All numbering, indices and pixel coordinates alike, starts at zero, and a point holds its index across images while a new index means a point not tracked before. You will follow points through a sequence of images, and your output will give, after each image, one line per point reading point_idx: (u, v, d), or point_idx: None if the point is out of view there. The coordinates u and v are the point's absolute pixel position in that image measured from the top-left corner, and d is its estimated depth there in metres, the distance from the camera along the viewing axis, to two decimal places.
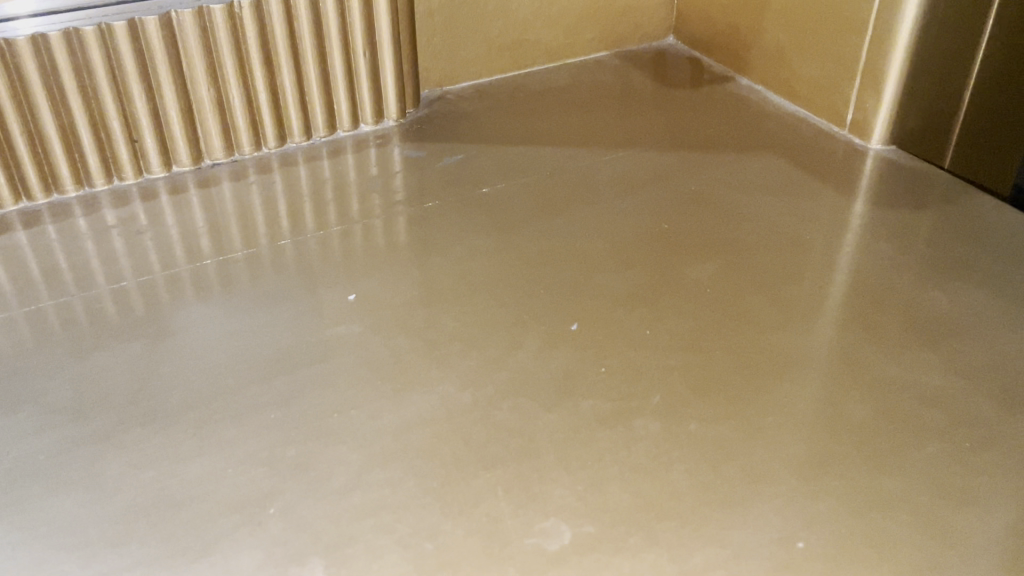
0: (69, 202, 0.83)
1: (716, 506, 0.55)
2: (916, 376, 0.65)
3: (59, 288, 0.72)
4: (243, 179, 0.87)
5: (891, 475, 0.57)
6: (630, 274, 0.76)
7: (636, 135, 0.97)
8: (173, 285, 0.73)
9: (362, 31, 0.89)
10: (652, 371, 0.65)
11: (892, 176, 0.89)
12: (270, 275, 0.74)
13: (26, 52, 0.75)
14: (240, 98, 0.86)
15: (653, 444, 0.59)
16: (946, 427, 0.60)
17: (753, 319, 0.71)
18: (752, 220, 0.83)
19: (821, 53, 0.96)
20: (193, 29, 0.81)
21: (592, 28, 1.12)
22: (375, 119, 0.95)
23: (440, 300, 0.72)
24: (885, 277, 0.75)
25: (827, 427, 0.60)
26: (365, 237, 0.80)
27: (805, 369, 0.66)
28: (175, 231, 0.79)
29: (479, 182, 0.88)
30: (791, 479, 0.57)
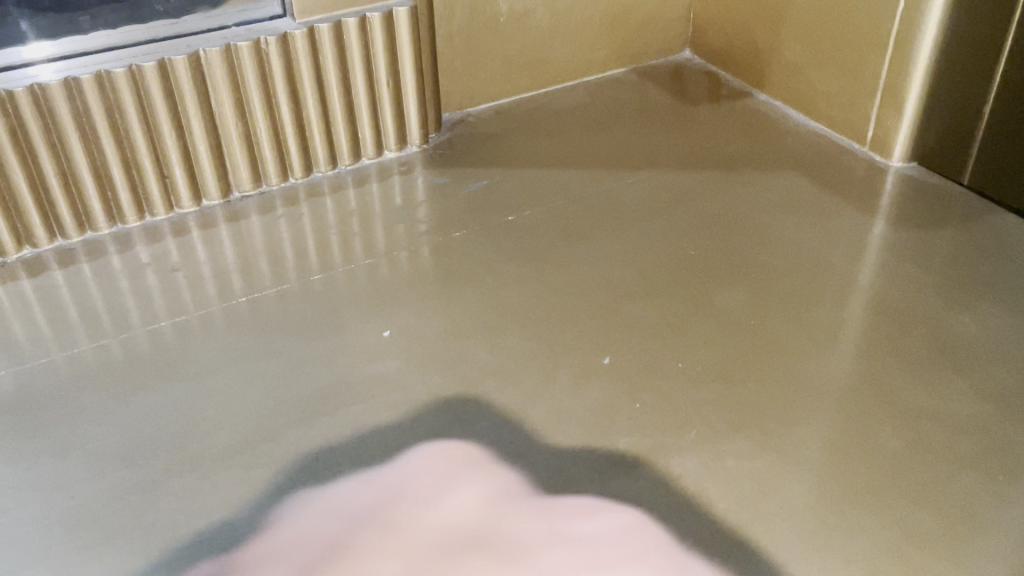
0: (102, 239, 0.84)
1: (755, 545, 0.56)
2: (946, 403, 0.66)
3: (99, 329, 0.74)
4: (271, 211, 0.88)
5: (924, 507, 0.58)
6: (659, 301, 0.76)
7: (657, 154, 0.98)
8: (211, 323, 0.74)
9: (385, 61, 0.91)
10: (685, 404, 0.66)
11: (913, 194, 0.90)
12: (304, 310, 0.76)
13: (59, 96, 0.77)
14: (267, 130, 0.87)
15: (691, 480, 0.60)
16: (978, 457, 0.61)
17: (782, 346, 0.72)
18: (776, 243, 0.84)
19: (841, 71, 0.97)
20: (220, 65, 0.82)
21: (610, 44, 1.12)
22: (397, 145, 0.97)
23: (473, 334, 0.73)
24: (912, 300, 0.76)
25: (860, 459, 0.62)
26: (395, 269, 0.81)
27: (835, 397, 0.67)
28: (208, 267, 0.81)
29: (504, 208, 0.89)
30: (828, 514, 0.58)
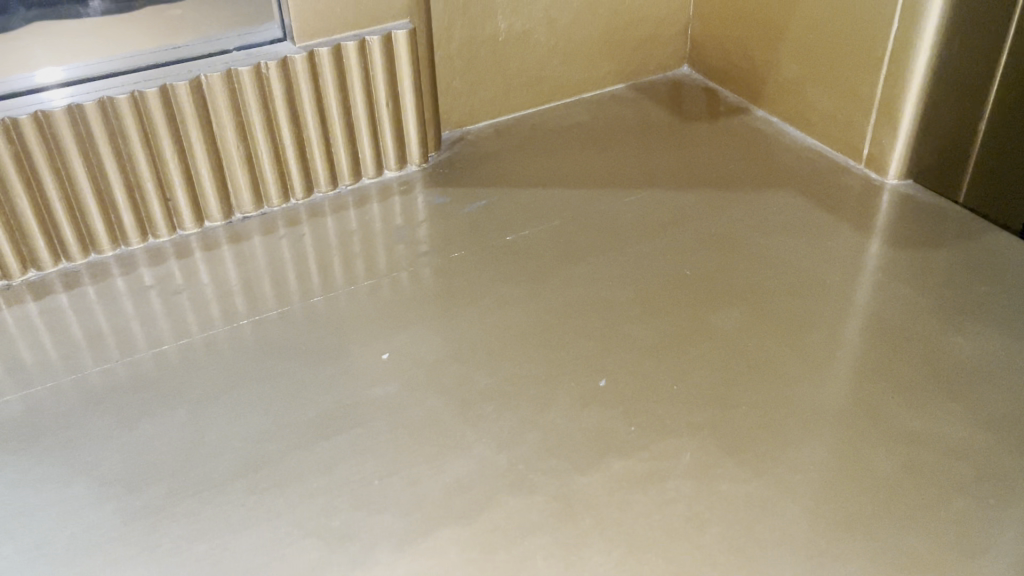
0: (107, 262, 0.85)
1: (748, 571, 0.57)
2: (939, 427, 0.67)
3: (103, 352, 0.75)
4: (273, 232, 0.89)
5: (916, 533, 0.59)
6: (655, 323, 0.77)
7: (655, 173, 0.98)
8: (214, 346, 0.76)
9: (384, 82, 0.92)
10: (681, 428, 0.67)
11: (908, 213, 0.91)
12: (305, 333, 0.77)
13: (63, 123, 0.78)
14: (268, 152, 0.88)
15: (686, 506, 0.61)
16: (969, 481, 0.62)
17: (778, 368, 0.72)
18: (772, 263, 0.85)
19: (838, 89, 0.97)
20: (221, 90, 0.83)
21: (609, 61, 1.13)
22: (397, 165, 0.98)
23: (471, 357, 0.74)
24: (907, 322, 0.77)
25: (853, 483, 0.62)
26: (395, 291, 0.82)
27: (829, 420, 0.68)
28: (211, 289, 0.82)
29: (503, 228, 0.90)
30: (820, 539, 0.59)
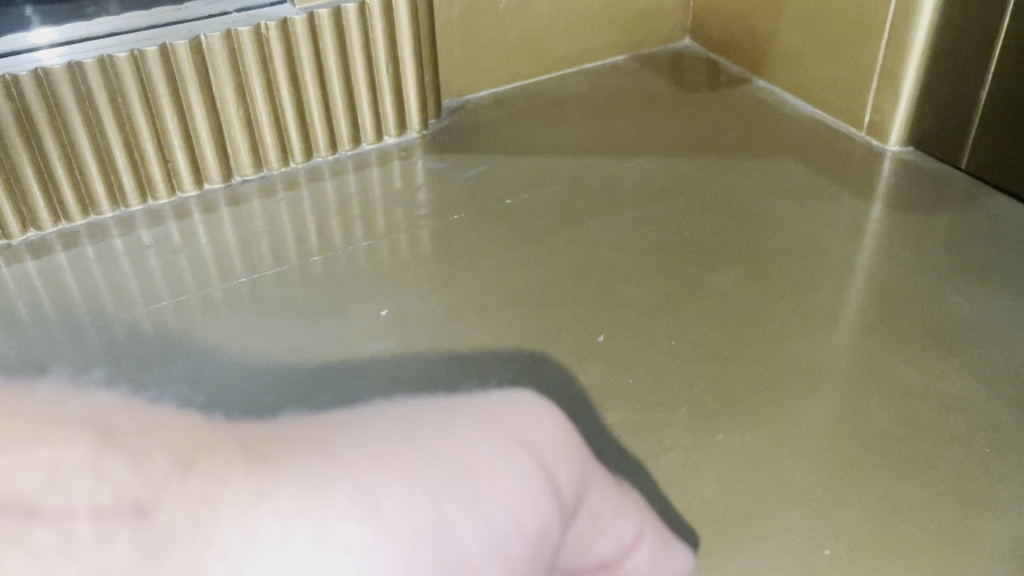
0: (106, 222, 0.86)
1: (747, 517, 0.57)
2: (936, 381, 0.66)
3: (98, 306, 0.75)
4: (271, 195, 0.90)
5: (911, 481, 0.59)
6: (655, 281, 0.78)
7: (653, 140, 0.99)
8: (209, 301, 0.76)
9: (384, 45, 0.93)
10: (680, 379, 0.67)
11: (908, 179, 0.91)
12: (305, 288, 0.77)
13: (63, 80, 0.79)
14: (267, 114, 0.90)
15: (681, 453, 0.61)
16: (966, 432, 0.62)
17: (776, 323, 0.73)
18: (771, 224, 0.85)
19: (836, 57, 0.98)
20: (221, 51, 0.85)
21: (610, 32, 1.14)
22: (397, 131, 0.99)
23: (469, 311, 0.74)
24: (906, 282, 0.77)
25: (848, 433, 0.63)
26: (391, 251, 0.82)
27: (831, 375, 0.67)
28: (208, 249, 0.83)
29: (501, 193, 0.90)
30: (817, 487, 0.59)
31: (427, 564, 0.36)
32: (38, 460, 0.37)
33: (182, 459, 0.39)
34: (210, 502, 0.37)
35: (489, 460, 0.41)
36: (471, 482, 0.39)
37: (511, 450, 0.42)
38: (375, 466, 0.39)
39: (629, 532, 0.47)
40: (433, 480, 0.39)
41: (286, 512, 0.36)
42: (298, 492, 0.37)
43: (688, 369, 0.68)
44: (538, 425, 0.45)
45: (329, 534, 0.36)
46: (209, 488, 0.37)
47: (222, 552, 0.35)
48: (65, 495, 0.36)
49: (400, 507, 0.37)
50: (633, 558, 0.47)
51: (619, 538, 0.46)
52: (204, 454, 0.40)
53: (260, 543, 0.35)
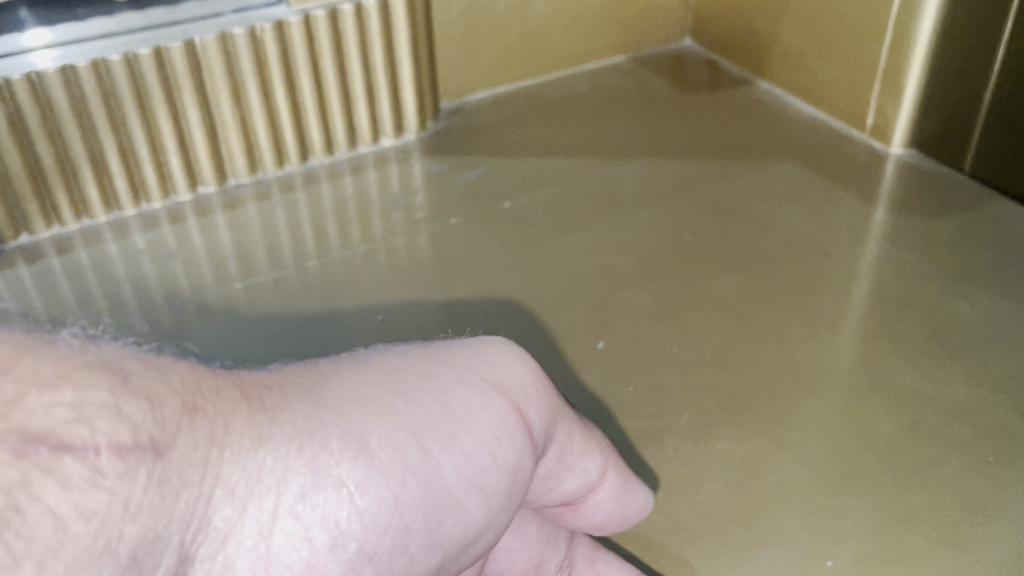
0: (100, 227, 0.85)
1: (749, 528, 0.56)
2: (940, 388, 0.65)
3: (91, 312, 0.74)
4: (267, 199, 0.89)
5: (915, 489, 0.58)
6: (654, 286, 0.77)
7: (654, 142, 0.98)
8: (204, 307, 0.75)
9: (381, 47, 0.93)
10: (680, 387, 0.66)
11: (910, 181, 0.90)
12: (301, 293, 0.77)
13: (56, 83, 0.78)
14: (262, 117, 0.89)
15: (681, 462, 0.60)
16: (971, 439, 0.61)
17: (778, 329, 0.72)
18: (772, 228, 0.84)
19: (838, 58, 0.97)
20: (216, 52, 0.84)
21: (610, 33, 1.13)
22: (394, 133, 0.98)
23: (467, 317, 0.73)
24: (909, 287, 0.76)
25: (852, 441, 0.62)
26: (389, 255, 0.81)
27: (834, 382, 0.66)
28: (203, 254, 0.82)
29: (500, 196, 0.89)
30: (820, 496, 0.58)
31: (413, 500, 0.43)
32: (67, 401, 0.34)
33: (187, 399, 0.38)
34: (216, 448, 0.38)
35: (466, 402, 0.45)
36: (452, 425, 0.44)
37: (486, 391, 0.46)
38: (365, 407, 0.43)
39: (594, 469, 0.54)
40: (417, 421, 0.43)
41: (284, 452, 0.40)
42: (296, 432, 0.40)
43: (689, 376, 0.67)
44: (508, 364, 0.49)
45: (326, 474, 0.41)
46: (214, 432, 0.38)
47: (228, 490, 0.38)
48: (89, 432, 0.34)
49: (389, 447, 0.42)
50: (594, 493, 0.55)
51: (584, 475, 0.54)
52: (207, 398, 0.39)
53: (263, 488, 0.39)
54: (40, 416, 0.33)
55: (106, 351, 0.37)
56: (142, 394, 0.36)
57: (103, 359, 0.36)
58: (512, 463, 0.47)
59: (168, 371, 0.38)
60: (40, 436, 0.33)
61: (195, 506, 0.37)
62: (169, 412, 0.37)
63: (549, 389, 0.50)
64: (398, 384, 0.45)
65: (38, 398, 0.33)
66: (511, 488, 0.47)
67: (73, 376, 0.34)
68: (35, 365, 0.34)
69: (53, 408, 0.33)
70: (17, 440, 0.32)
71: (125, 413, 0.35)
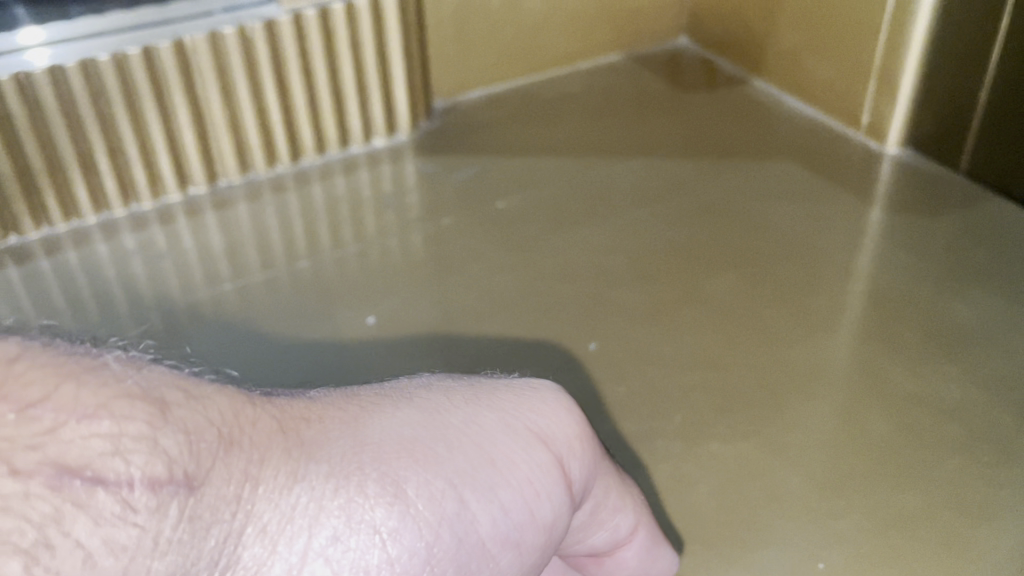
0: (89, 228, 0.84)
1: (741, 530, 0.55)
2: (936, 389, 0.65)
3: (80, 313, 0.73)
4: (259, 199, 0.89)
5: (910, 492, 0.57)
6: (648, 287, 0.76)
7: (648, 142, 0.97)
8: (194, 308, 0.74)
9: (373, 46, 0.92)
10: (673, 388, 0.66)
11: (905, 181, 0.89)
12: (292, 294, 0.76)
13: (44, 83, 0.77)
14: (253, 117, 0.89)
15: (674, 464, 0.60)
16: (966, 440, 0.61)
17: (773, 330, 0.71)
18: (766, 227, 0.83)
19: (833, 57, 0.97)
20: (205, 52, 0.83)
21: (604, 31, 1.12)
22: (387, 133, 0.98)
23: (459, 318, 0.73)
24: (905, 287, 0.75)
25: (846, 443, 0.61)
26: (381, 255, 0.81)
27: (828, 383, 0.66)
28: (193, 255, 0.81)
29: (493, 196, 0.89)
30: (813, 498, 0.57)
31: (445, 551, 0.36)
32: (104, 431, 0.30)
33: (224, 431, 0.33)
34: (250, 484, 0.32)
35: (509, 451, 0.39)
36: (493, 474, 0.38)
37: (529, 442, 0.40)
38: (401, 450, 0.36)
39: (626, 526, 0.48)
40: (457, 468, 0.37)
41: (320, 492, 0.33)
42: (331, 471, 0.34)
43: (681, 377, 0.67)
44: (552, 413, 0.43)
45: (359, 518, 0.34)
46: (248, 466, 0.32)
47: (260, 528, 0.32)
48: (123, 465, 0.29)
49: (425, 493, 0.36)
50: (620, 551, 0.50)
51: (613, 531, 0.48)
52: (244, 429, 0.33)
53: (294, 528, 0.33)
54: (74, 447, 0.29)
55: (148, 375, 0.32)
56: (185, 425, 0.31)
57: (148, 385, 0.32)
58: (550, 520, 0.41)
59: (214, 398, 0.33)
60: (74, 468, 0.28)
61: (224, 545, 0.31)
62: (206, 448, 0.31)
63: (593, 440, 0.45)
64: (434, 425, 0.38)
65: (76, 427, 0.29)
66: (545, 545, 0.41)
67: (112, 405, 0.30)
68: (75, 392, 0.30)
69: (89, 438, 0.29)
70: (51, 473, 0.28)
71: (161, 447, 0.30)
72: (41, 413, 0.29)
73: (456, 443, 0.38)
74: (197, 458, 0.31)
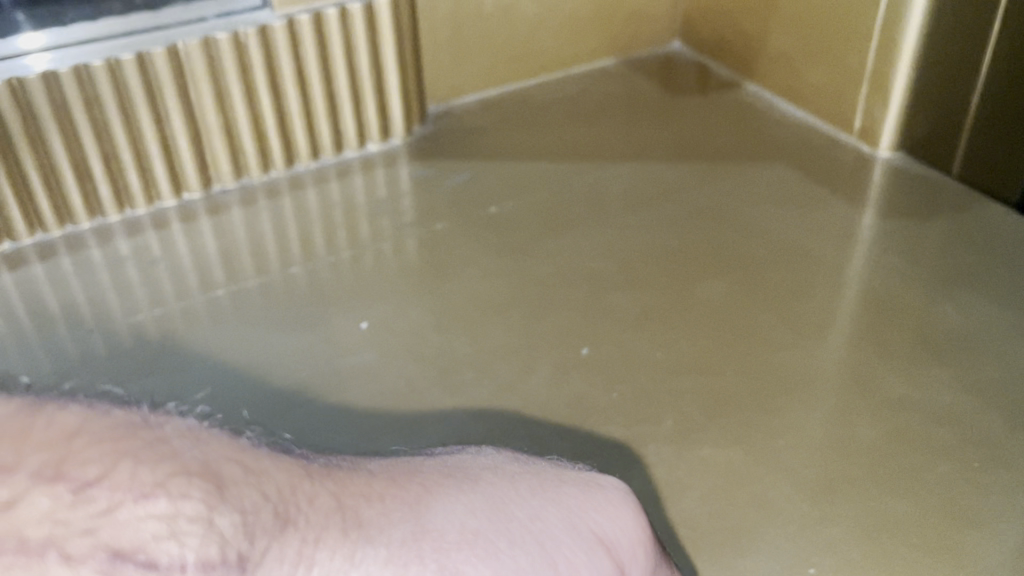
0: (83, 234, 0.84)
1: (732, 536, 0.56)
2: (926, 394, 0.65)
3: (74, 319, 0.74)
4: (253, 204, 0.89)
5: (901, 497, 0.58)
6: (640, 291, 0.76)
7: (641, 146, 0.97)
8: (188, 313, 0.74)
9: (367, 51, 0.92)
10: (664, 393, 0.66)
11: (897, 185, 0.90)
12: (285, 299, 0.76)
13: (38, 89, 0.77)
14: (247, 122, 0.89)
15: (665, 470, 0.60)
16: (956, 445, 0.61)
17: (765, 335, 0.71)
18: (759, 232, 0.84)
19: (825, 62, 0.97)
20: (199, 57, 0.84)
21: (598, 36, 1.13)
22: (381, 138, 0.98)
23: (452, 323, 0.73)
24: (896, 291, 0.75)
25: (837, 448, 0.61)
26: (375, 260, 0.81)
27: (819, 388, 0.66)
28: (187, 260, 0.81)
29: (486, 201, 0.89)
30: (803, 503, 0.58)
31: None
32: (161, 511, 0.32)
33: (281, 510, 0.35)
34: (307, 567, 0.33)
35: (572, 554, 0.40)
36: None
37: (593, 544, 0.42)
38: (464, 543, 0.38)
39: None
40: (519, 569, 0.38)
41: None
42: (389, 557, 0.36)
43: (673, 382, 0.67)
44: (618, 515, 0.44)
45: None
46: (304, 546, 0.34)
47: None
48: (177, 548, 0.31)
49: None
50: None
51: None
52: (302, 509, 0.35)
53: None
54: (129, 531, 0.31)
55: (206, 450, 0.35)
56: (241, 506, 0.34)
57: (205, 463, 0.35)
58: None
59: (274, 474, 0.36)
60: (128, 554, 0.31)
61: None
62: (264, 526, 0.34)
63: (652, 545, 0.46)
64: (500, 519, 0.40)
65: (132, 509, 0.32)
66: None
67: (169, 485, 0.33)
68: (131, 472, 0.33)
69: (144, 520, 0.32)
70: (104, 558, 0.30)
71: (216, 527, 0.32)
72: (96, 494, 0.32)
73: (520, 542, 0.39)
74: (253, 539, 0.33)
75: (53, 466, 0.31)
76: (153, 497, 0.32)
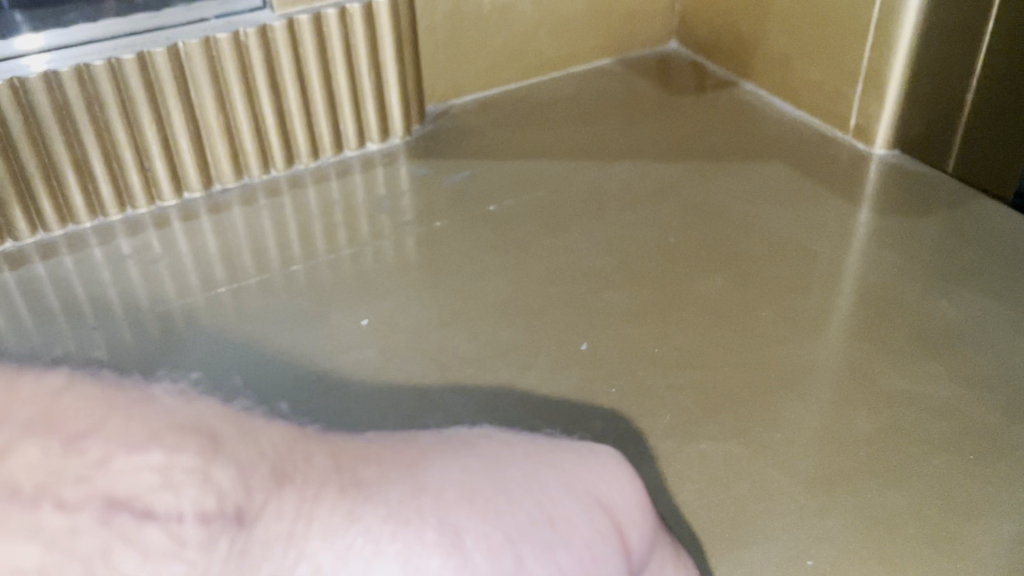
0: (85, 232, 0.85)
1: (730, 529, 0.56)
2: (922, 387, 0.66)
3: (77, 317, 0.74)
4: (253, 203, 0.90)
5: (898, 489, 0.58)
6: (639, 287, 0.77)
7: (639, 145, 0.98)
8: (190, 311, 0.75)
9: (366, 51, 0.93)
10: (663, 388, 0.66)
11: (893, 182, 0.90)
12: (287, 297, 0.77)
13: (39, 89, 0.78)
14: (248, 121, 0.89)
15: (665, 464, 0.60)
16: (953, 438, 0.62)
17: (762, 330, 0.72)
18: (756, 229, 0.84)
19: (821, 60, 0.98)
20: (200, 57, 0.84)
21: (596, 36, 1.13)
22: (380, 138, 0.99)
23: (452, 320, 0.74)
24: (892, 286, 0.76)
25: (834, 440, 0.62)
26: (375, 258, 0.82)
27: (816, 382, 0.67)
28: (188, 258, 0.82)
29: (485, 199, 0.90)
30: (801, 496, 0.58)
31: None
32: (155, 464, 0.33)
33: (279, 466, 0.35)
34: (303, 521, 0.34)
35: (568, 512, 0.41)
36: (551, 535, 0.40)
37: (588, 502, 0.43)
38: (461, 498, 0.39)
39: None
40: (516, 524, 0.39)
41: (376, 534, 0.36)
42: (388, 514, 0.36)
43: (671, 377, 0.67)
44: (612, 480, 0.46)
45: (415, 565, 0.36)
46: (302, 502, 0.35)
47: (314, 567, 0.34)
48: (173, 499, 0.32)
49: (483, 545, 0.38)
50: None
51: None
52: (299, 466, 0.36)
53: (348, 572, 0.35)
54: (124, 480, 0.32)
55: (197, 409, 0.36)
56: (235, 459, 0.34)
57: (197, 420, 0.35)
58: None
59: (266, 434, 0.37)
60: (123, 502, 0.31)
61: None
62: (256, 479, 0.34)
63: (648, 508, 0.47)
64: (496, 479, 0.41)
65: (126, 459, 0.32)
66: None
67: (163, 439, 0.33)
68: (123, 425, 0.33)
69: (139, 471, 0.32)
70: (100, 506, 0.31)
71: (211, 480, 0.33)
72: (89, 445, 0.32)
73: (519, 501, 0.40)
74: (250, 491, 0.34)
75: (45, 419, 0.32)
76: (146, 450, 0.33)
